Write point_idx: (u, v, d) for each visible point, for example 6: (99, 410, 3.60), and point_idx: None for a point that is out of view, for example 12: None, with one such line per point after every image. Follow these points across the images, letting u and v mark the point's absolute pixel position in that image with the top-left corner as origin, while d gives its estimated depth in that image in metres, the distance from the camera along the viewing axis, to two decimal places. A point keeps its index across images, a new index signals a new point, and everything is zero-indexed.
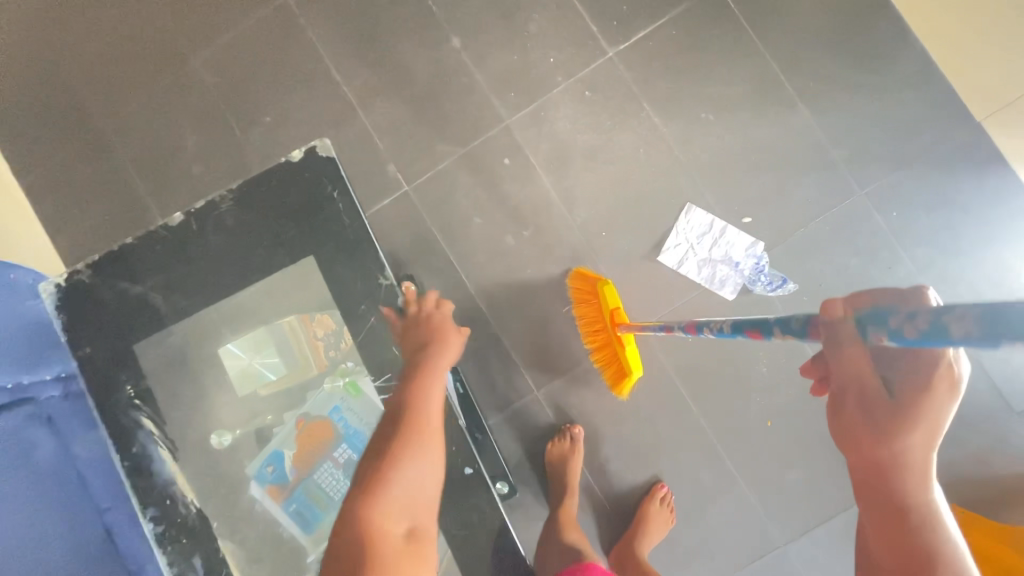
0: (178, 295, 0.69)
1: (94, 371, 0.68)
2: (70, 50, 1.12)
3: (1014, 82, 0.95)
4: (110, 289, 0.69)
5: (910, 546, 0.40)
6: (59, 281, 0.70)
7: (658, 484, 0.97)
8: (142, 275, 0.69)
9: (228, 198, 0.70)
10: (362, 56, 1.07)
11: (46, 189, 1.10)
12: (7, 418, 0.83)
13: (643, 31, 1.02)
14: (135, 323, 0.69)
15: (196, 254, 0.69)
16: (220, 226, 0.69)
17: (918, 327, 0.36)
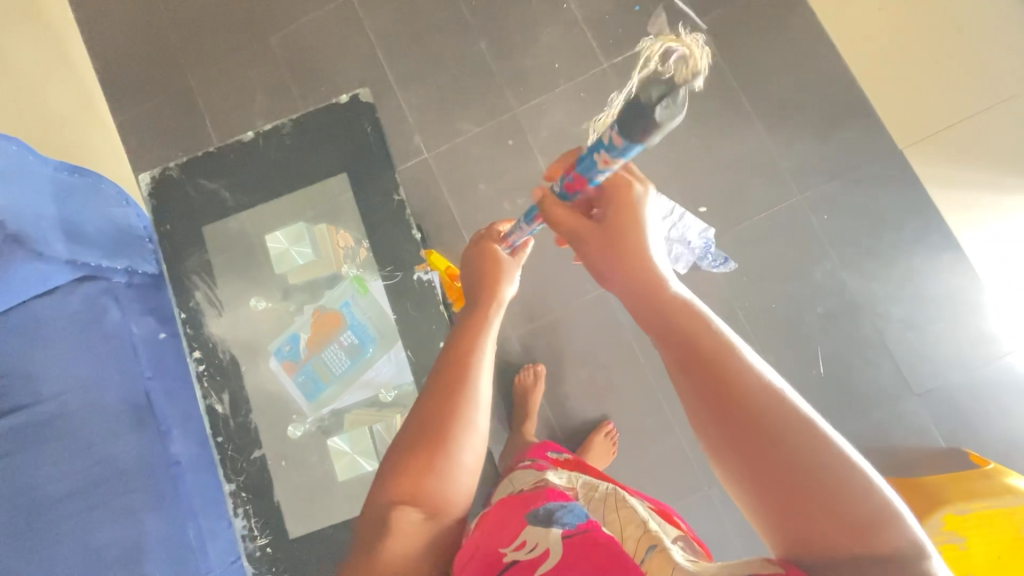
0: (241, 193, 0.91)
1: (170, 243, 0.90)
2: (173, 19, 1.38)
3: (929, 121, 1.16)
4: (190, 183, 0.91)
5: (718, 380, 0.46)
6: (153, 174, 0.91)
7: (605, 421, 1.14)
8: (216, 176, 0.91)
9: (289, 125, 0.91)
10: (405, 47, 1.32)
11: (137, 127, 1.36)
12: (87, 287, 1.05)
13: (634, 49, 1.25)
14: (205, 210, 0.91)
15: (260, 165, 0.91)
16: (280, 145, 0.91)
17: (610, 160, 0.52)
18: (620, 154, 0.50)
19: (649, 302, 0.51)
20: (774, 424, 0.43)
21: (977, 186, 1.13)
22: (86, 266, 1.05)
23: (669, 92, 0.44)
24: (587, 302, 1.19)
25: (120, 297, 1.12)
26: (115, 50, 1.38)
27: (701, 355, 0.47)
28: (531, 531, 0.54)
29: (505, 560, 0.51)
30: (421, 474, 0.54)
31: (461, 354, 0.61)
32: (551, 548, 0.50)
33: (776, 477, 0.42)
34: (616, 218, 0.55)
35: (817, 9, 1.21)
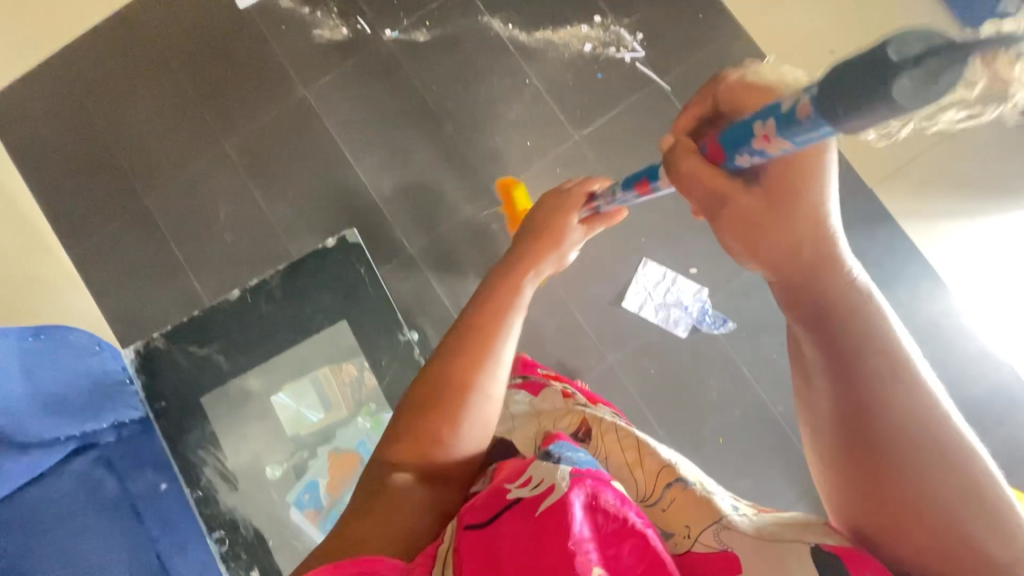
0: (238, 354, 1.03)
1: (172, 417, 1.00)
2: (121, 144, 1.33)
3: (891, 159, 1.20)
4: (182, 352, 1.02)
5: (840, 346, 0.50)
6: (136, 349, 0.98)
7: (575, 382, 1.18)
8: (210, 341, 1.02)
9: (275, 277, 1.02)
10: (368, 141, 1.28)
11: (96, 260, 1.30)
12: (78, 461, 1.01)
13: (602, 117, 1.24)
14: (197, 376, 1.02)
15: (257, 317, 1.04)
16: (271, 297, 1.05)
17: (807, 110, 0.43)
18: (795, 129, 0.45)
19: (803, 272, 0.54)
20: (937, 454, 0.45)
21: (942, 211, 1.18)
22: (72, 438, 1.02)
23: (920, 64, 0.34)
24: (595, 378, 1.19)
25: (113, 460, 1.08)
26: (61, 185, 1.33)
27: (846, 358, 0.49)
28: (537, 469, 0.56)
29: (509, 495, 0.54)
30: (433, 436, 0.62)
31: (483, 325, 0.72)
32: (554, 484, 0.53)
33: (884, 481, 0.46)
34: (781, 200, 0.52)
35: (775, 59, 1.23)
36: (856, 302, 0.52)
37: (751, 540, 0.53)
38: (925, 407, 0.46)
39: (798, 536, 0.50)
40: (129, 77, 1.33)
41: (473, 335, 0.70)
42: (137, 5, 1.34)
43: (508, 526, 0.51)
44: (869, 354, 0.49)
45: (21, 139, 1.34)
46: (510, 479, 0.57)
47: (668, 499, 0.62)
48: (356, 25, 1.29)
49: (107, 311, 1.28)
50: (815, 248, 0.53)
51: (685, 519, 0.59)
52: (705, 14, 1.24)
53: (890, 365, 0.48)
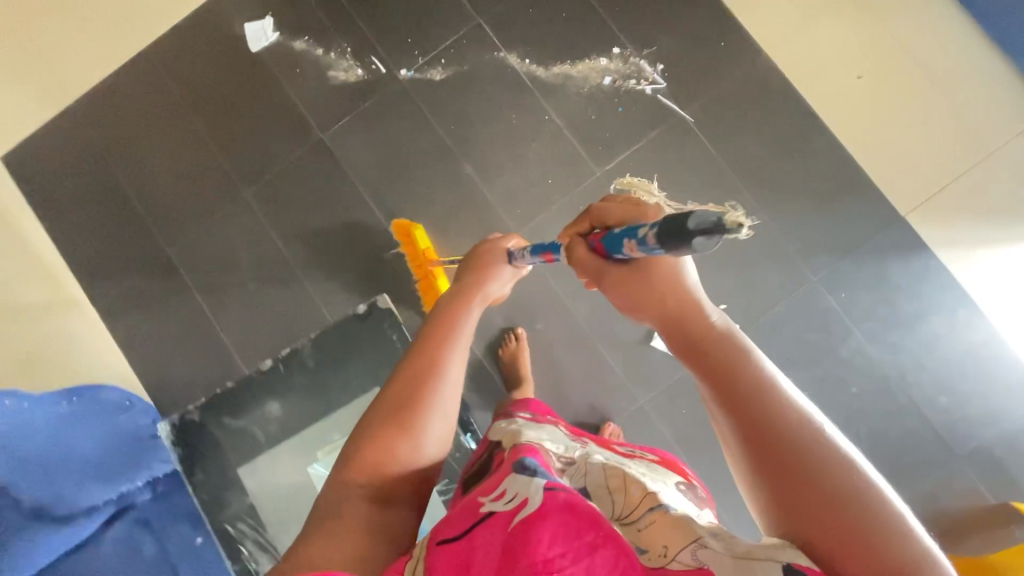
0: (275, 426, 0.95)
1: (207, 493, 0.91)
2: (140, 193, 1.32)
3: (923, 186, 1.16)
4: (216, 424, 0.94)
5: (719, 368, 0.54)
6: (170, 423, 0.91)
7: (608, 423, 1.17)
8: (238, 414, 0.94)
9: (306, 343, 0.95)
10: (387, 183, 1.26)
11: (120, 310, 1.31)
12: (117, 525, 1.02)
13: (624, 152, 1.22)
14: (235, 447, 0.94)
15: (289, 389, 0.96)
16: (303, 365, 0.96)
17: (651, 239, 0.55)
18: (648, 249, 0.56)
19: (679, 320, 0.59)
20: (813, 456, 0.48)
21: (979, 239, 1.14)
22: (110, 502, 1.03)
23: (712, 232, 0.49)
24: (626, 419, 1.18)
25: (151, 519, 1.07)
26: (81, 236, 1.33)
27: (734, 388, 0.53)
28: (512, 483, 0.57)
29: (483, 508, 0.54)
30: (384, 452, 0.62)
31: (437, 339, 0.71)
32: (529, 497, 0.52)
33: (789, 484, 0.48)
34: (641, 273, 0.61)
35: (801, 85, 1.20)
36: (727, 335, 0.57)
37: (730, 559, 0.47)
38: (797, 412, 0.51)
39: (768, 555, 0.45)
40: (145, 125, 1.33)
41: (429, 349, 0.70)
42: (151, 52, 1.34)
43: (482, 539, 0.50)
44: (744, 374, 0.53)
45: (41, 191, 1.34)
46: (486, 493, 0.57)
47: (646, 518, 0.58)
48: (371, 65, 1.28)
49: (133, 361, 1.29)
50: (684, 299, 0.60)
51: (662, 540, 0.54)
52: (726, 42, 1.21)
53: (760, 381, 0.53)
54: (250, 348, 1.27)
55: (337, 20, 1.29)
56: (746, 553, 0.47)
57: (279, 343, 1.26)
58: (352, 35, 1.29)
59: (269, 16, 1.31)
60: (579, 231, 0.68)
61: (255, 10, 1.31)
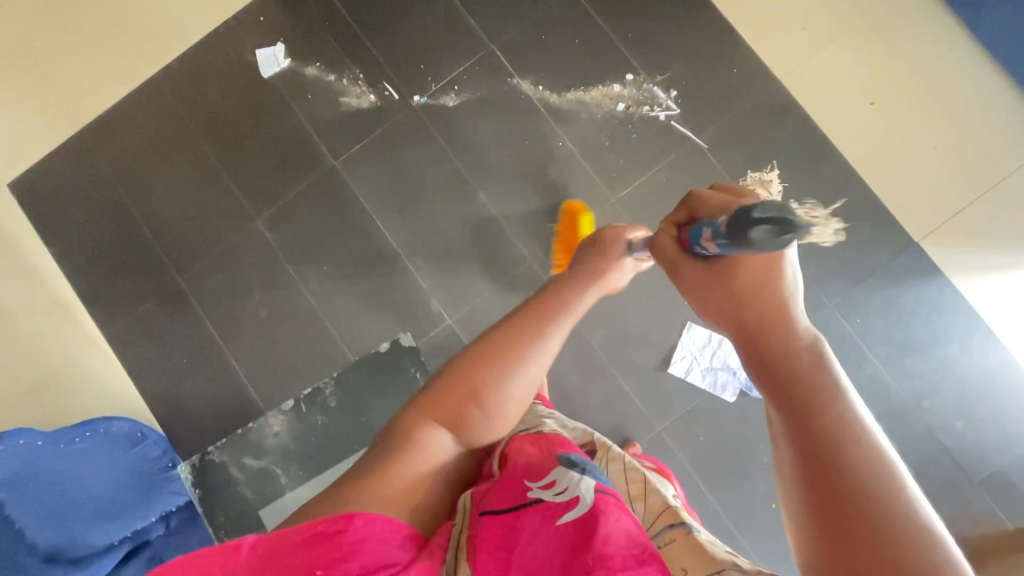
0: (297, 466, 0.98)
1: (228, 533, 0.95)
2: (150, 220, 1.31)
3: (936, 212, 1.17)
4: (239, 464, 0.98)
5: (795, 383, 0.44)
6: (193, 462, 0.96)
7: (632, 445, 1.15)
8: (263, 453, 0.98)
9: (331, 384, 1.01)
10: (401, 209, 1.26)
11: (130, 339, 1.29)
12: (134, 564, 1.02)
13: (638, 178, 1.22)
14: (257, 488, 0.97)
15: (313, 429, 1.00)
16: (326, 405, 1.01)
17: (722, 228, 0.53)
18: (719, 242, 0.53)
19: (751, 324, 0.49)
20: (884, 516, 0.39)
21: (992, 264, 1.15)
22: (125, 541, 1.02)
23: (781, 222, 0.47)
24: (643, 446, 1.17)
25: (166, 554, 1.07)
26: (91, 264, 1.31)
27: (807, 409, 0.43)
28: (562, 475, 0.62)
29: (530, 494, 0.59)
30: (463, 410, 0.62)
31: (543, 316, 0.67)
32: (578, 497, 0.58)
33: (846, 541, 0.40)
34: (729, 269, 0.54)
35: (814, 111, 1.21)
36: (811, 347, 0.46)
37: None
38: (874, 456, 0.42)
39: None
40: (156, 151, 1.32)
41: (535, 323, 0.66)
42: (161, 78, 1.33)
43: (535, 526, 0.56)
44: (823, 402, 0.43)
45: (49, 219, 1.32)
46: (531, 477, 0.62)
47: (666, 538, 0.64)
48: (384, 92, 1.28)
49: (144, 390, 1.28)
50: (777, 304, 0.50)
51: (682, 561, 0.59)
52: (739, 69, 1.22)
53: (844, 417, 0.43)
54: (262, 376, 1.26)
55: (349, 46, 1.29)
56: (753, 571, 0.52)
57: (291, 371, 1.25)
58: (364, 61, 1.28)
59: (281, 42, 1.30)
60: (675, 220, 0.63)
61: (267, 37, 1.31)
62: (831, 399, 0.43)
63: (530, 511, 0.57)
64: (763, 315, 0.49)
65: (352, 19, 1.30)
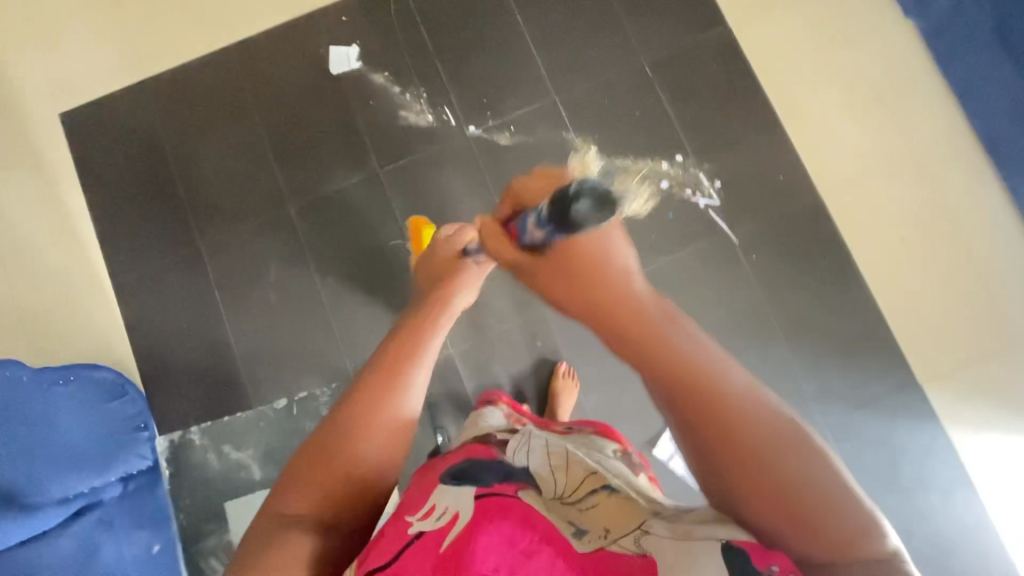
0: (270, 464, 1.20)
1: (195, 510, 1.18)
2: (187, 184, 1.33)
3: (943, 358, 1.19)
4: (219, 451, 1.21)
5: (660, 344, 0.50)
6: (173, 438, 1.21)
7: None
8: (243, 445, 1.22)
9: (324, 392, 1.24)
10: (431, 231, 1.28)
11: (138, 291, 1.30)
12: (83, 522, 0.97)
13: (666, 257, 1.24)
14: (232, 475, 1.20)
15: (292, 433, 1.22)
16: (315, 410, 1.23)
17: None
18: None
19: (619, 302, 0.53)
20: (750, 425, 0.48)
21: (988, 423, 1.16)
22: (79, 496, 0.98)
23: (597, 202, 0.68)
24: None
25: (114, 519, 1.03)
26: (120, 211, 1.33)
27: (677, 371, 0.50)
28: (442, 497, 0.59)
29: (411, 530, 0.55)
30: (332, 470, 0.61)
31: (399, 360, 0.72)
32: (457, 513, 0.55)
33: (735, 455, 0.48)
34: (575, 266, 0.60)
35: (847, 234, 1.24)
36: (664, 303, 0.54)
37: (669, 542, 0.50)
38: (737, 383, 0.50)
39: (709, 533, 0.49)
40: (209, 119, 1.35)
41: (392, 360, 0.72)
42: (232, 50, 1.36)
43: (413, 560, 0.51)
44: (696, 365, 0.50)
45: (92, 159, 1.35)
46: (413, 512, 0.59)
47: (588, 503, 0.60)
48: (442, 115, 1.31)
49: (138, 345, 1.28)
50: (627, 280, 0.55)
51: (601, 521, 0.56)
52: (784, 176, 1.26)
53: (705, 352, 0.51)
54: (257, 360, 1.26)
55: (420, 64, 1.33)
56: (685, 535, 0.50)
57: (287, 362, 1.26)
58: (430, 82, 1.32)
59: (356, 44, 1.34)
60: (511, 211, 0.71)
61: (343, 36, 1.34)
62: (689, 357, 0.50)
63: (413, 548, 0.53)
64: (604, 300, 0.54)
65: (430, 40, 1.33)
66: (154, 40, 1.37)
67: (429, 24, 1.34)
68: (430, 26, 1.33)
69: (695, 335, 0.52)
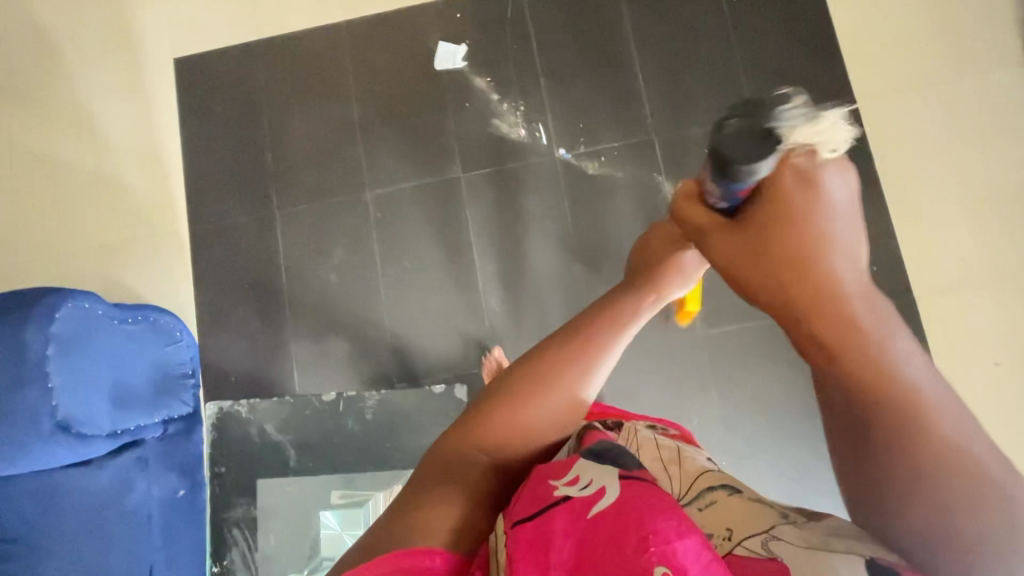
0: (304, 455, 1.18)
1: (229, 482, 1.19)
2: (277, 146, 1.36)
3: None
4: (259, 431, 1.20)
5: (819, 315, 0.39)
6: (220, 407, 1.23)
7: None
8: (283, 430, 1.20)
9: (372, 397, 1.20)
10: (501, 243, 1.27)
11: (210, 244, 1.35)
12: (122, 458, 1.01)
13: (733, 325, 1.22)
14: (267, 457, 1.19)
15: (333, 430, 1.19)
16: (359, 413, 1.20)
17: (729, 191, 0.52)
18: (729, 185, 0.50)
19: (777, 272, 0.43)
20: (914, 437, 0.36)
21: None
22: (125, 433, 1.02)
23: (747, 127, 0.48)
24: None
25: (150, 459, 1.06)
26: (208, 160, 1.38)
27: (837, 349, 0.38)
28: (587, 466, 0.47)
29: (555, 494, 0.44)
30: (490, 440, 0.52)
31: (591, 327, 0.59)
32: (609, 487, 0.44)
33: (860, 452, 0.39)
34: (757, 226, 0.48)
35: (934, 341, 1.16)
36: (846, 274, 0.41)
37: (802, 554, 0.39)
38: (907, 385, 0.37)
39: (849, 548, 0.38)
40: (308, 89, 1.37)
41: (591, 325, 0.60)
42: (346, 26, 1.38)
43: (560, 523, 0.41)
44: (858, 343, 0.38)
45: (192, 105, 1.39)
46: (553, 475, 0.47)
47: (707, 499, 0.50)
48: (535, 132, 1.29)
49: (198, 295, 1.33)
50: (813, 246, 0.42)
51: (724, 521, 0.46)
52: (879, 268, 1.19)
53: (884, 347, 0.38)
54: (307, 331, 1.29)
55: (525, 75, 1.31)
56: (820, 545, 0.39)
57: (335, 343, 1.28)
58: (531, 97, 1.30)
59: (466, 43, 1.33)
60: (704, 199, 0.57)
61: (455, 33, 1.34)
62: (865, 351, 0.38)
63: (557, 514, 0.42)
64: (792, 274, 0.42)
65: (539, 55, 1.31)
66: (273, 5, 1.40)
67: (542, 37, 1.32)
68: (543, 40, 1.32)
69: (903, 337, 0.39)
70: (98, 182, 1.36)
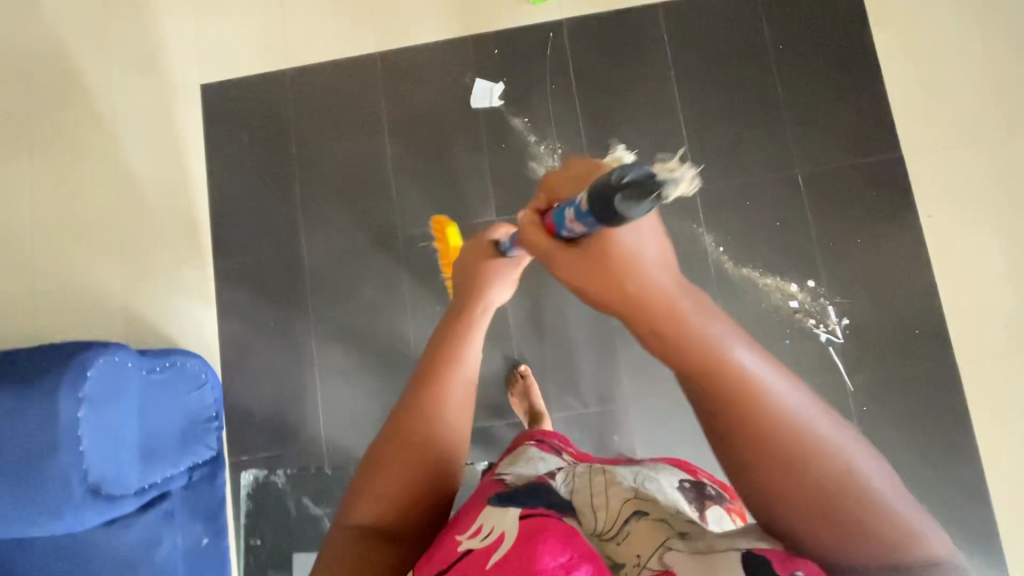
0: None
1: (267, 553, 1.22)
2: (304, 181, 1.33)
3: None
4: (299, 504, 1.23)
5: (689, 360, 0.39)
6: (258, 477, 1.24)
7: None
8: (323, 503, 1.22)
9: None
10: (535, 291, 1.25)
11: (235, 279, 1.31)
12: (151, 514, 0.98)
13: None
14: (306, 529, 1.22)
15: None
16: None
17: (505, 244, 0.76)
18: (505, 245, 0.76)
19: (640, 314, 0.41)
20: (795, 453, 0.37)
21: None
22: (152, 487, 1.00)
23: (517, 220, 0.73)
24: None
25: (175, 510, 1.04)
26: (233, 192, 1.34)
27: (706, 386, 0.39)
28: (489, 517, 0.50)
29: (459, 550, 0.47)
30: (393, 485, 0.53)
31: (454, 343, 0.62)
32: (506, 531, 0.47)
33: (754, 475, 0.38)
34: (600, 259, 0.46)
35: (972, 409, 1.15)
36: (703, 314, 0.40)
37: (693, 561, 0.44)
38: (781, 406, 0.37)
39: (727, 545, 0.44)
40: (338, 123, 1.33)
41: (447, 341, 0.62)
42: (378, 58, 1.34)
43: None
44: (725, 380, 0.38)
45: (218, 134, 1.36)
46: (461, 530, 0.50)
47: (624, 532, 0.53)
48: None
49: (222, 331, 1.30)
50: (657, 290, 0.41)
51: (635, 546, 0.50)
52: (921, 331, 1.17)
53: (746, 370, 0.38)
54: (334, 373, 1.27)
55: (563, 118, 1.27)
56: (707, 550, 0.45)
57: (362, 386, 1.26)
58: (569, 140, 1.27)
59: (502, 82, 1.30)
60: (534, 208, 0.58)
61: (491, 71, 1.30)
62: (737, 380, 0.38)
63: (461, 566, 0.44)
64: (623, 287, 0.41)
65: (578, 97, 1.28)
66: (303, 33, 1.36)
67: (581, 78, 1.28)
68: (582, 82, 1.28)
69: (721, 320, 0.40)
70: (120, 214, 1.33)
